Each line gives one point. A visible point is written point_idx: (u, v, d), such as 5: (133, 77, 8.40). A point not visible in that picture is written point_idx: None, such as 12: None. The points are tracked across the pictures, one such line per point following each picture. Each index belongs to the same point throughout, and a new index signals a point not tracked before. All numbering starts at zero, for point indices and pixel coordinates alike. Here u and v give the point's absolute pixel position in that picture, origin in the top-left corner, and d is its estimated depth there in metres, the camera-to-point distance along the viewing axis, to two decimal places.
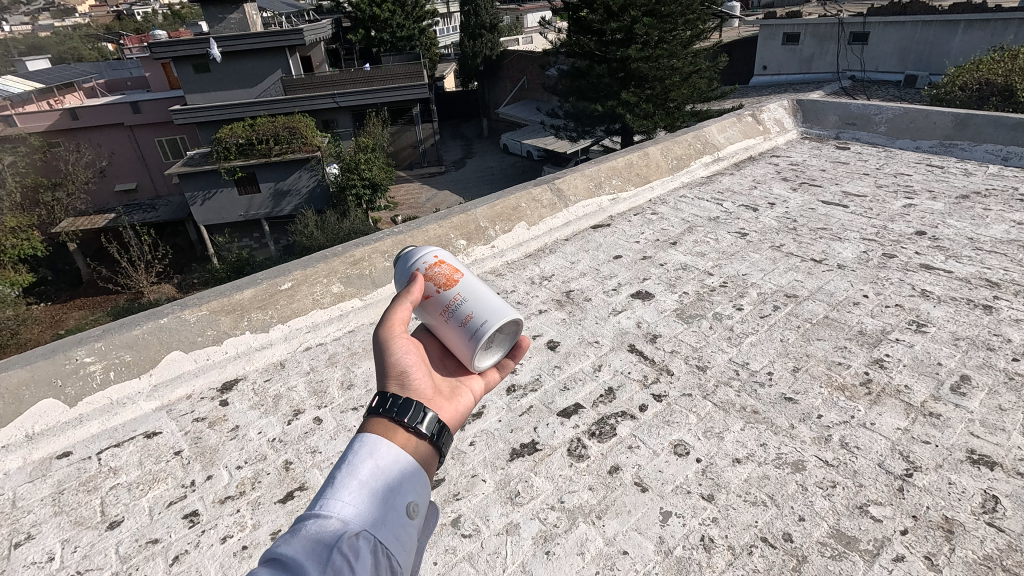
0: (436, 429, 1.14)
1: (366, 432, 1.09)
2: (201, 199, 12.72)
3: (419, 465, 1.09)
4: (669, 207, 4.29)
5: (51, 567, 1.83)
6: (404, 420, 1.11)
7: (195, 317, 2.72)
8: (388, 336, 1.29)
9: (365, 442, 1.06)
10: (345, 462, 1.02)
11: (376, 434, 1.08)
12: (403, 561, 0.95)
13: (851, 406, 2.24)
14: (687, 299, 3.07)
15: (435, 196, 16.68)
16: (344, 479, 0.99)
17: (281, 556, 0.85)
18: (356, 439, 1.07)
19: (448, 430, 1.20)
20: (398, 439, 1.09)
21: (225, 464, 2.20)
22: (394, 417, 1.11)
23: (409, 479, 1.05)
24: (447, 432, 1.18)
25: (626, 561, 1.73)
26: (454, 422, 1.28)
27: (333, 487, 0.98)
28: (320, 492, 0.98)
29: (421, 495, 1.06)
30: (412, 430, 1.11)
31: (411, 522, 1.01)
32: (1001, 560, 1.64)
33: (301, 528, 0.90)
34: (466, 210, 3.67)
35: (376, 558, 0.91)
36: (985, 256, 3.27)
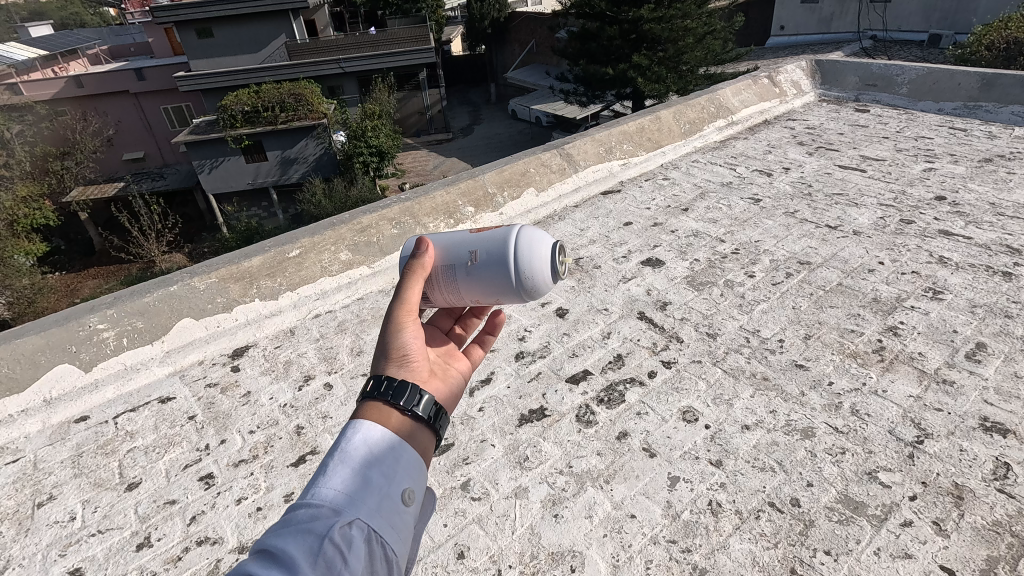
0: (431, 412, 1.13)
1: (360, 418, 1.06)
2: (209, 167, 12.66)
3: (414, 450, 1.07)
4: (681, 172, 4.21)
5: (74, 526, 1.88)
6: (400, 403, 1.09)
7: (205, 284, 2.72)
8: (399, 317, 1.24)
9: (358, 428, 1.04)
10: (337, 449, 1.00)
11: (371, 421, 1.06)
12: (398, 550, 0.94)
13: (862, 373, 2.23)
14: (698, 266, 3.03)
15: (443, 164, 16.51)
16: (338, 467, 0.97)
17: (271, 547, 0.83)
18: (350, 426, 1.05)
19: (444, 412, 1.18)
20: (395, 425, 1.07)
21: (238, 428, 2.23)
22: (390, 401, 1.09)
23: (404, 466, 1.03)
24: (445, 415, 1.17)
25: (634, 524, 1.75)
26: (451, 405, 1.25)
27: (327, 475, 0.96)
28: (314, 481, 0.96)
29: (417, 481, 1.04)
30: (407, 414, 1.09)
31: (406, 509, 1.00)
32: (1010, 526, 1.64)
33: (293, 518, 0.89)
34: (474, 175, 3.63)
35: (370, 548, 0.90)
36: (1007, 221, 3.18)
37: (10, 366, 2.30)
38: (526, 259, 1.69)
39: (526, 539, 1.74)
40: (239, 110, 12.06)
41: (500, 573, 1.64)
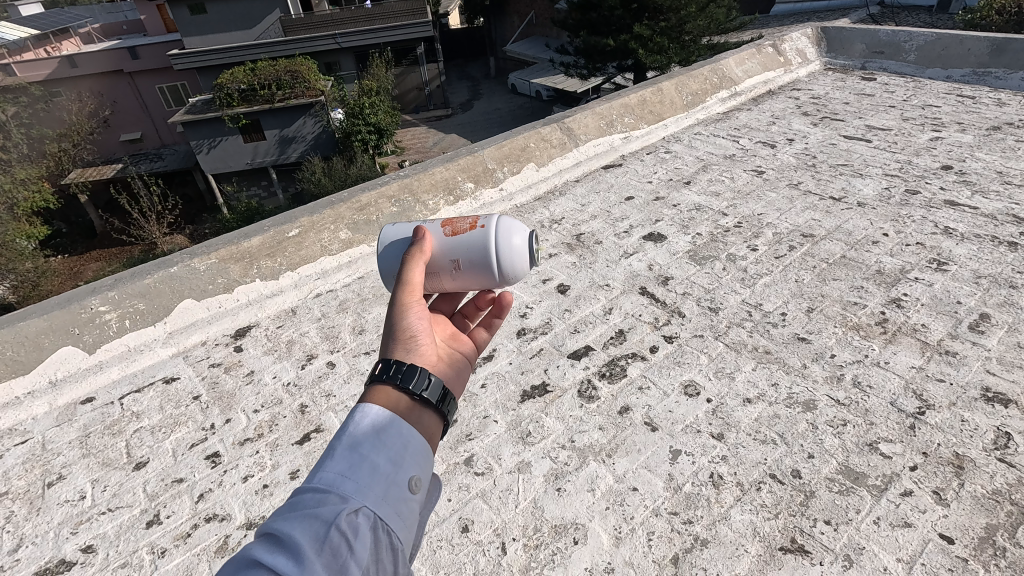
0: (440, 397, 1.12)
1: (369, 402, 1.06)
2: (206, 147, 12.55)
3: (421, 435, 1.07)
4: (683, 145, 4.15)
5: (84, 505, 1.91)
6: (410, 388, 1.09)
7: (206, 265, 2.71)
8: (405, 299, 1.27)
9: (368, 412, 1.04)
10: (344, 433, 0.99)
11: (380, 404, 1.06)
12: (403, 537, 0.94)
13: (865, 345, 2.22)
14: (700, 240, 3.01)
15: (442, 140, 16.33)
16: (347, 451, 0.97)
17: (277, 529, 0.83)
18: (359, 408, 1.05)
19: (453, 398, 1.18)
20: (403, 408, 1.07)
21: (242, 408, 2.25)
22: (399, 385, 1.08)
23: (411, 452, 1.03)
24: (452, 399, 1.16)
25: (636, 497, 1.77)
26: (460, 389, 1.25)
27: (333, 459, 0.95)
28: (320, 463, 0.96)
29: (424, 469, 1.03)
30: (416, 398, 1.09)
31: (412, 496, 0.99)
32: (1009, 494, 1.65)
33: (299, 501, 0.89)
34: (474, 151, 3.59)
35: (376, 536, 0.90)
36: (1014, 190, 3.13)
37: (15, 350, 2.31)
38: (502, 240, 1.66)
39: (529, 512, 1.76)
40: (234, 89, 11.83)
41: (503, 545, 1.67)
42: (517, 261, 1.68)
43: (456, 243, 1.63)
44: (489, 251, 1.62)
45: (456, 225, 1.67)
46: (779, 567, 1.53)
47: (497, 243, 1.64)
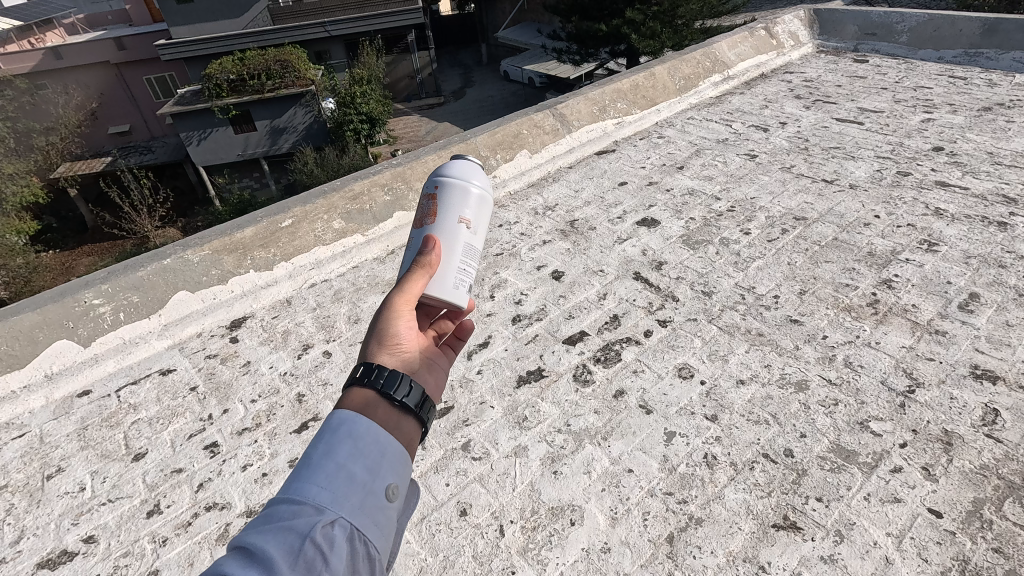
0: (420, 403, 1.12)
1: (348, 407, 1.05)
2: (197, 138, 12.42)
3: (400, 442, 1.06)
4: (676, 129, 4.14)
5: (84, 496, 1.92)
6: (391, 393, 1.08)
7: (199, 257, 2.70)
8: (397, 304, 1.26)
9: (346, 419, 1.02)
10: (320, 441, 0.97)
11: (358, 411, 1.04)
12: (380, 547, 0.93)
13: (856, 326, 2.25)
14: (693, 225, 3.02)
15: (435, 129, 16.22)
16: (323, 461, 0.95)
17: (249, 541, 0.82)
18: (338, 414, 1.03)
19: (433, 402, 1.18)
20: (381, 415, 1.06)
21: (239, 398, 2.26)
22: (381, 390, 1.08)
23: (389, 459, 1.01)
24: (432, 405, 1.16)
25: (631, 479, 1.80)
26: (437, 395, 1.26)
27: (308, 469, 0.93)
28: (297, 474, 0.94)
29: (402, 476, 1.02)
30: (395, 404, 1.08)
31: (390, 504, 0.98)
32: (996, 469, 1.69)
33: (273, 513, 0.87)
34: (466, 138, 3.57)
35: (352, 547, 0.89)
36: (1004, 170, 3.15)
37: (9, 344, 2.31)
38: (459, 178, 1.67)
39: (526, 495, 1.78)
40: (223, 79, 11.75)
41: (501, 528, 1.69)
42: (479, 173, 1.73)
43: (444, 214, 1.59)
44: (461, 183, 1.64)
45: (424, 213, 1.62)
46: (772, 544, 1.57)
47: (455, 178, 1.65)
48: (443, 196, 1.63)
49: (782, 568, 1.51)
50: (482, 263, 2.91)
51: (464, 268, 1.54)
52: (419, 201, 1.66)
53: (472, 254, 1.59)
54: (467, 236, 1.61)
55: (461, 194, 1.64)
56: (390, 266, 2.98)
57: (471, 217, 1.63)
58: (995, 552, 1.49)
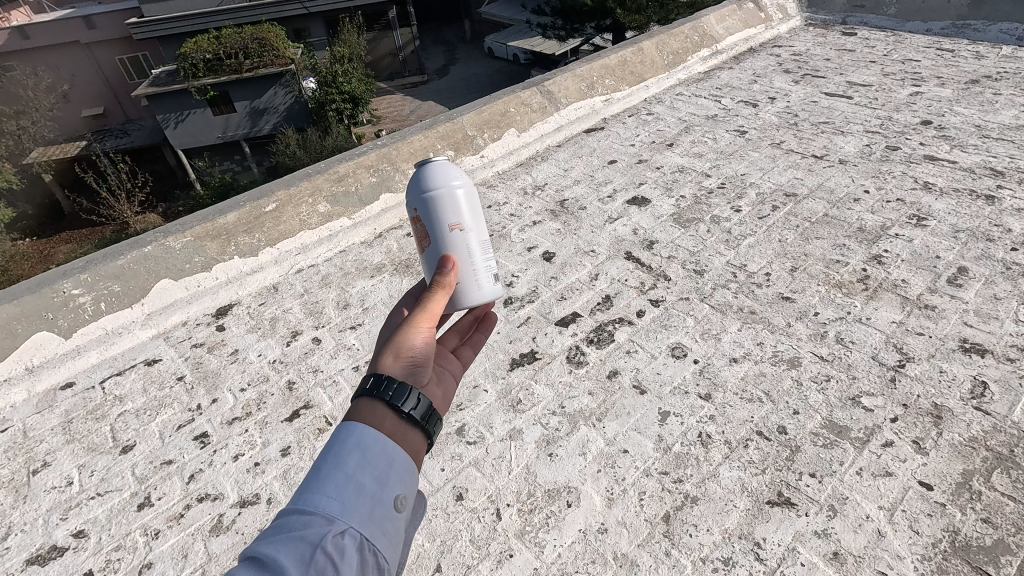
0: (426, 414, 1.10)
1: (357, 418, 1.02)
2: (175, 121, 12.10)
3: (407, 452, 1.04)
4: (665, 106, 4.09)
5: (72, 491, 1.89)
6: (399, 405, 1.06)
7: (181, 243, 2.64)
8: (419, 320, 1.24)
9: (354, 429, 1.00)
10: (330, 451, 0.95)
11: (367, 422, 1.02)
12: (389, 558, 0.91)
13: (848, 302, 2.25)
14: (684, 203, 2.99)
15: (419, 108, 15.94)
16: (333, 469, 0.93)
17: (261, 552, 0.80)
18: (345, 424, 1.01)
19: (438, 415, 1.16)
20: (389, 426, 1.04)
21: (228, 387, 2.22)
22: (389, 402, 1.05)
23: (397, 469, 1.00)
24: (438, 418, 1.14)
25: (627, 459, 1.80)
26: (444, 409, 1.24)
27: (318, 478, 0.92)
28: (306, 482, 0.92)
29: (409, 486, 1.01)
30: (402, 416, 1.06)
31: (398, 515, 0.97)
32: (985, 441, 1.71)
33: (284, 523, 0.85)
34: (452, 118, 3.51)
35: (363, 557, 0.87)
36: (992, 143, 3.15)
37: None
38: (437, 182, 1.62)
39: (522, 478, 1.78)
40: (199, 58, 11.32)
41: (498, 511, 1.69)
42: (455, 170, 1.66)
43: (437, 229, 1.58)
44: (446, 192, 1.58)
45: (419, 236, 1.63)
46: (767, 520, 1.58)
47: (432, 189, 1.60)
48: (430, 208, 1.59)
49: (777, 543, 1.53)
50: None
51: (486, 262, 1.60)
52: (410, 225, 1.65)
53: (486, 249, 1.61)
54: (468, 237, 1.59)
55: (445, 198, 1.59)
56: (378, 250, 2.93)
57: (461, 218, 1.59)
58: (983, 523, 1.52)
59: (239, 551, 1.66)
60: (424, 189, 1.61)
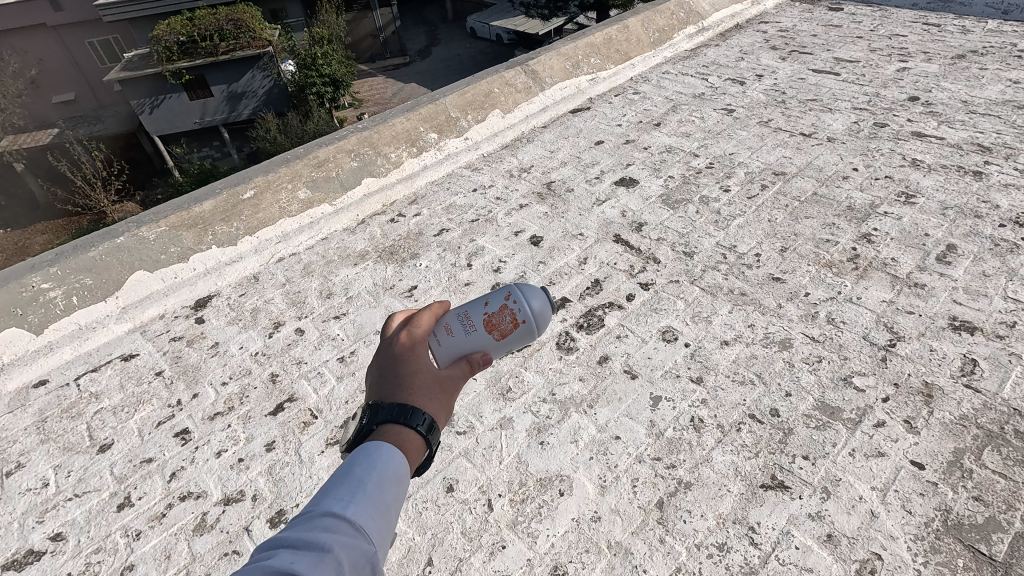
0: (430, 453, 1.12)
1: (386, 437, 1.04)
2: (149, 106, 11.77)
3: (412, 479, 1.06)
4: (651, 84, 4.02)
5: (48, 492, 1.82)
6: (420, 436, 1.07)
7: (155, 234, 2.54)
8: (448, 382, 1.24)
9: (385, 445, 1.02)
10: (363, 462, 0.97)
11: (397, 443, 1.04)
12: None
13: (838, 282, 2.24)
14: (672, 183, 2.95)
15: (401, 90, 15.64)
16: (362, 476, 0.95)
17: (299, 541, 0.82)
18: (377, 439, 1.03)
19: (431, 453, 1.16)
20: (411, 452, 1.05)
21: (209, 381, 2.15)
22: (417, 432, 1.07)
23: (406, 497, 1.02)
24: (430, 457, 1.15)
25: (619, 446, 1.77)
26: None
27: (347, 482, 0.94)
28: (336, 483, 0.94)
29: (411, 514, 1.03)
30: (419, 446, 1.08)
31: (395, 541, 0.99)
32: (975, 419, 1.71)
33: (315, 519, 0.87)
34: (434, 99, 3.42)
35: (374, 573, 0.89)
36: (979, 119, 3.14)
37: None
38: (532, 316, 1.43)
39: (513, 468, 1.75)
40: (171, 41, 10.87)
41: (490, 502, 1.66)
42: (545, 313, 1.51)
43: (504, 342, 1.41)
44: (546, 302, 1.44)
45: (491, 318, 1.39)
46: (761, 504, 1.57)
47: (529, 320, 1.41)
48: (517, 328, 1.41)
49: (771, 527, 1.52)
50: (459, 230, 2.80)
51: None
52: (495, 301, 1.41)
53: None
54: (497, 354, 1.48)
55: (525, 334, 1.44)
56: (361, 237, 2.86)
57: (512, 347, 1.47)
58: (975, 501, 1.52)
59: (224, 551, 1.61)
60: (527, 309, 1.41)
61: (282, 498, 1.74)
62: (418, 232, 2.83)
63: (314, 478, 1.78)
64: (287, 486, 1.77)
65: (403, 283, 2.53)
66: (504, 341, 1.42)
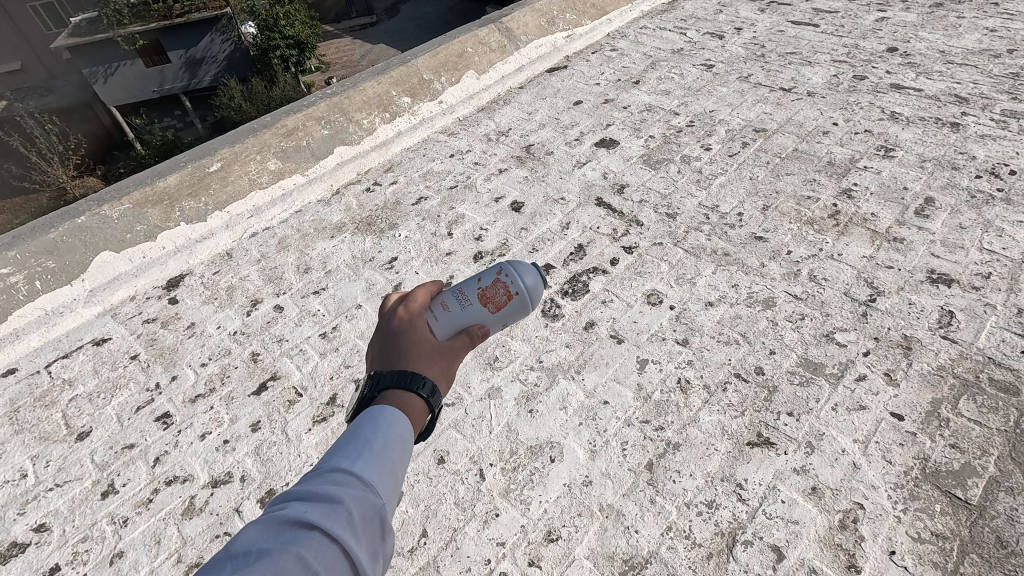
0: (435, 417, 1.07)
1: (389, 401, 0.99)
2: (104, 75, 11.27)
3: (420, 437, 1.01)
4: (629, 40, 3.91)
5: (27, 483, 1.78)
6: (423, 397, 1.03)
7: (118, 212, 2.43)
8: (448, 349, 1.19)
9: (388, 408, 0.96)
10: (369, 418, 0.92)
11: (400, 406, 0.99)
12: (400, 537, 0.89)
13: (819, 239, 2.24)
14: (653, 143, 2.90)
15: (370, 52, 15.06)
16: (368, 436, 0.90)
17: (310, 495, 0.78)
18: (380, 404, 0.97)
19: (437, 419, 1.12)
20: (415, 414, 1.01)
21: (188, 363, 2.10)
22: (418, 394, 1.03)
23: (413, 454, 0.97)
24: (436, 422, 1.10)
25: (607, 410, 1.78)
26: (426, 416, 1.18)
27: (354, 441, 0.89)
28: (342, 444, 0.89)
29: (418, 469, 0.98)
30: (423, 408, 1.03)
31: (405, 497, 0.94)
32: (952, 369, 1.75)
33: (324, 474, 0.83)
34: (406, 61, 3.29)
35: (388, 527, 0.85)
36: (956, 69, 3.13)
37: None
38: (525, 289, 1.39)
39: (504, 437, 1.75)
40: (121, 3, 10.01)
41: (482, 472, 1.67)
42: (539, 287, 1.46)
43: (497, 314, 1.37)
44: (539, 277, 1.41)
45: (483, 291, 1.36)
46: (748, 461, 1.60)
47: (521, 290, 1.38)
48: (509, 300, 1.38)
49: (758, 483, 1.55)
50: (437, 198, 2.73)
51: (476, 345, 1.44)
52: (486, 274, 1.39)
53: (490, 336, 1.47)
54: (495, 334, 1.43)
55: (519, 308, 1.40)
56: (336, 207, 2.77)
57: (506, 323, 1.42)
58: (951, 448, 1.57)
59: (215, 533, 1.60)
60: (519, 281, 1.38)
61: (271, 477, 1.72)
62: (396, 201, 2.76)
63: (303, 456, 1.76)
64: (275, 465, 1.75)
65: (383, 254, 2.47)
66: (498, 314, 1.39)
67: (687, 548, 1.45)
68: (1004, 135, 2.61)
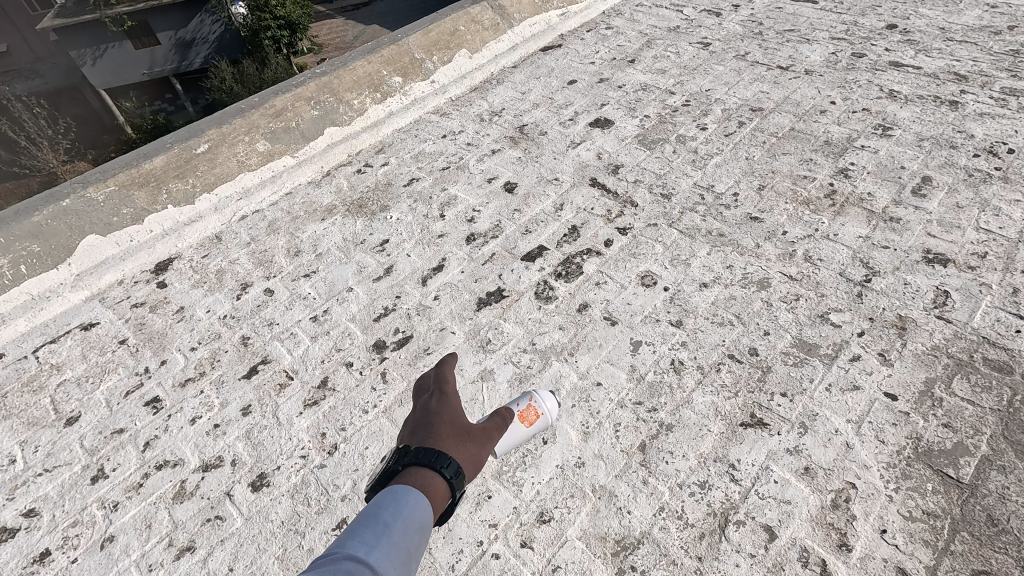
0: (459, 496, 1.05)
1: (411, 483, 0.98)
2: (92, 58, 11.13)
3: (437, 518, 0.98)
4: (624, 18, 3.84)
5: (16, 469, 1.76)
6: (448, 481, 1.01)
7: (104, 195, 2.37)
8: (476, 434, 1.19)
9: (407, 492, 0.95)
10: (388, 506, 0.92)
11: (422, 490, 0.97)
12: None
13: (815, 219, 2.22)
14: (648, 123, 2.86)
15: (362, 32, 14.80)
16: (387, 522, 0.90)
17: None
18: (398, 486, 0.97)
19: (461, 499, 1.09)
20: (436, 498, 0.99)
21: (178, 347, 2.07)
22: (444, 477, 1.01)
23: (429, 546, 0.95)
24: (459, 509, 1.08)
25: (600, 392, 1.77)
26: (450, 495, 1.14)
27: (373, 526, 0.88)
28: (359, 527, 0.88)
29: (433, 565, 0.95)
30: (445, 492, 1.01)
31: None
32: (946, 349, 1.74)
33: (338, 560, 0.81)
34: (396, 39, 3.20)
35: None
36: (955, 46, 3.08)
37: None
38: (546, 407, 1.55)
39: None
40: None
41: None
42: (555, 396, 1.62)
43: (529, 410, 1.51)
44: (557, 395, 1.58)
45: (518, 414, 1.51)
46: (741, 442, 1.60)
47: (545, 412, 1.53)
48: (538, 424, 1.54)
49: (751, 464, 1.55)
50: (429, 179, 2.69)
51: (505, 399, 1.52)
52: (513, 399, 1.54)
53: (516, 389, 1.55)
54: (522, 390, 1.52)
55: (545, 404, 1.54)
56: (327, 190, 2.73)
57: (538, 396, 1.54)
58: (944, 428, 1.57)
59: (206, 517, 1.59)
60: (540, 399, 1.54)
61: (262, 461, 1.71)
62: (387, 183, 2.72)
63: (294, 440, 1.75)
64: (266, 449, 1.74)
65: (374, 237, 2.43)
66: (531, 434, 1.53)
67: (679, 528, 1.45)
68: (1002, 113, 2.58)
